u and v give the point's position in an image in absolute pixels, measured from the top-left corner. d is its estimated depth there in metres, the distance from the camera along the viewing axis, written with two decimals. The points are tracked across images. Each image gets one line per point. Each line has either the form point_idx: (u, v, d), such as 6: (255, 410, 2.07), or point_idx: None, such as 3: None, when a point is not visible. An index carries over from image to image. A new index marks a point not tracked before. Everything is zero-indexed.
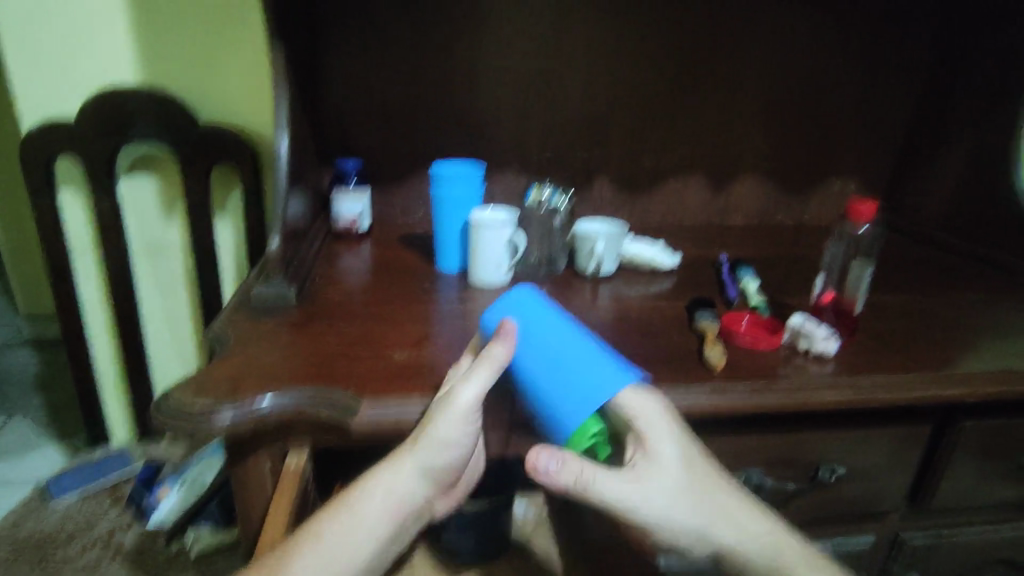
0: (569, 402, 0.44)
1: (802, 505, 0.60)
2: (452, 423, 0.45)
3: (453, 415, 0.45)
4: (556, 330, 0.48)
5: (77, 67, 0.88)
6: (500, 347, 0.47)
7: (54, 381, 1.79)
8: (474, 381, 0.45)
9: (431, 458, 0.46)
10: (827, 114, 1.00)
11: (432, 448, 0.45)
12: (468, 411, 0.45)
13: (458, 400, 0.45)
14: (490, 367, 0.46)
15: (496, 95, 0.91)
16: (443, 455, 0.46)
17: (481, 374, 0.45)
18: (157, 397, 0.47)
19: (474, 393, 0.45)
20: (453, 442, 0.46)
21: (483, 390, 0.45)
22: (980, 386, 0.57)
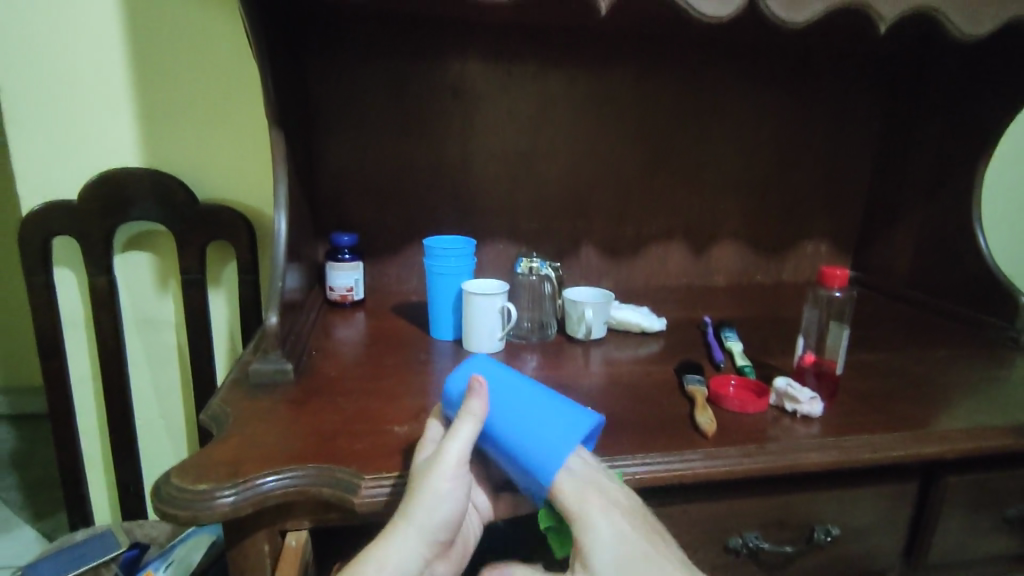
0: (543, 450, 0.45)
1: (802, 566, 0.61)
2: (446, 477, 0.45)
3: (445, 470, 0.45)
4: (517, 390, 0.51)
5: (79, 151, 0.91)
6: (477, 398, 0.47)
7: (30, 459, 1.74)
8: (458, 438, 0.46)
9: (429, 521, 0.44)
10: (794, 181, 1.06)
11: (428, 509, 0.44)
12: (459, 464, 0.46)
13: (446, 455, 0.46)
14: (470, 422, 0.47)
15: (483, 169, 0.96)
16: (440, 517, 0.44)
17: (464, 429, 0.47)
18: (155, 484, 0.47)
19: (461, 446, 0.46)
20: (450, 502, 0.45)
21: (468, 446, 0.46)
22: (959, 442, 0.59)
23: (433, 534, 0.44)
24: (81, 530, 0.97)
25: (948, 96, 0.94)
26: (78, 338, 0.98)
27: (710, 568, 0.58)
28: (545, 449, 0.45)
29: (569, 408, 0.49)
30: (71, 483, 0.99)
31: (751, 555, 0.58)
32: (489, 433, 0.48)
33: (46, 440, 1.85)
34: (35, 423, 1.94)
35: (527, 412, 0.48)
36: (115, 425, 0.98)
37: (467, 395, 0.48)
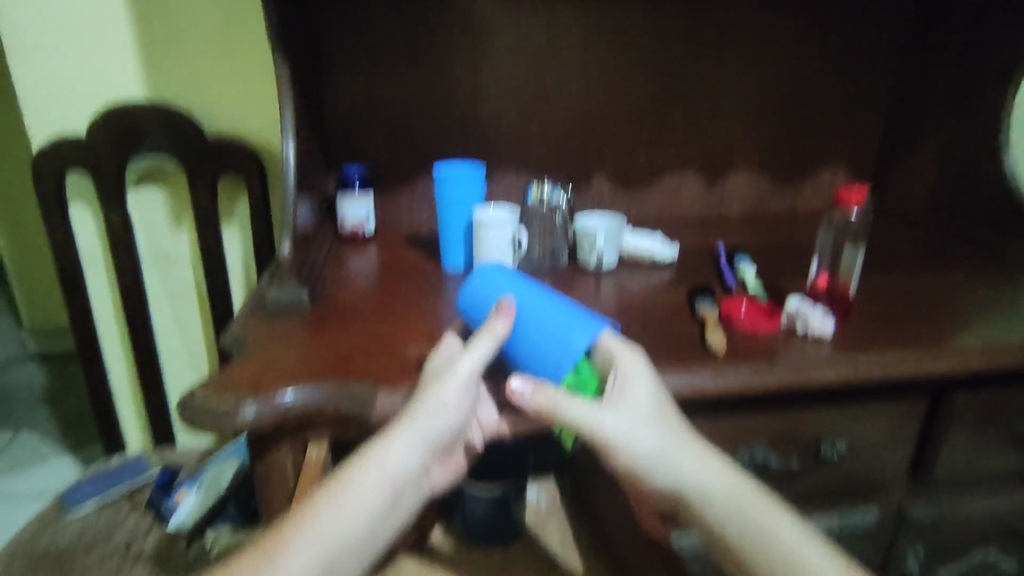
0: (557, 363, 0.49)
1: (808, 480, 0.62)
2: (453, 388, 0.48)
3: (453, 381, 0.48)
4: (535, 303, 0.52)
5: (84, 83, 0.90)
6: (501, 320, 0.50)
7: (62, 396, 1.81)
8: (474, 352, 0.49)
9: (432, 425, 0.47)
10: (816, 104, 1.02)
11: (433, 413, 0.47)
12: (469, 377, 0.48)
13: (459, 367, 0.48)
14: (491, 339, 0.50)
15: (493, 97, 0.93)
16: (442, 422, 0.48)
17: (483, 345, 0.49)
18: (181, 397, 0.49)
19: (473, 360, 0.49)
20: (454, 410, 0.48)
21: (482, 361, 0.49)
22: (970, 358, 0.59)
23: (433, 438, 0.47)
24: (115, 456, 1.02)
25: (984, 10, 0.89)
26: (98, 274, 1.00)
27: None
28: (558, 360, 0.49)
29: (583, 318, 0.51)
30: (104, 413, 1.03)
31: (757, 470, 0.59)
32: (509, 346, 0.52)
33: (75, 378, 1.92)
34: (63, 362, 2.01)
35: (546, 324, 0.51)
36: (141, 358, 1.01)
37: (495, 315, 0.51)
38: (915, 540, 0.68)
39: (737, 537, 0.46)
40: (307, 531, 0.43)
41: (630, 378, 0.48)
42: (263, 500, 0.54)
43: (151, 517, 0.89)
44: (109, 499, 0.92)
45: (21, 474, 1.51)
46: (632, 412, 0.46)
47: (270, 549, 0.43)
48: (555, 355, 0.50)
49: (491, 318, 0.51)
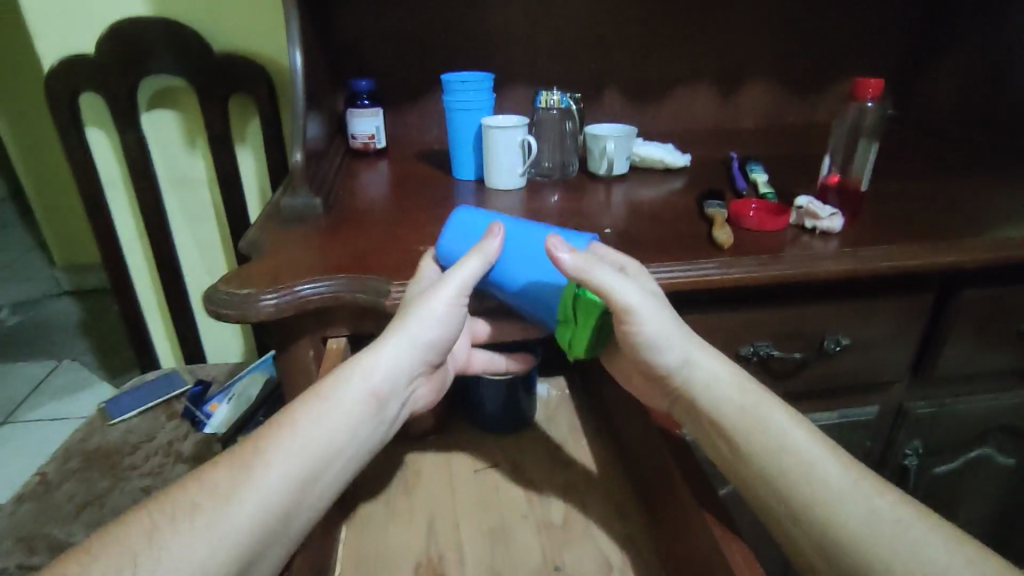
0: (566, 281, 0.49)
1: (810, 376, 0.64)
2: (442, 300, 0.48)
3: (443, 294, 0.48)
4: (524, 234, 0.51)
5: (89, 1, 0.89)
6: (493, 238, 0.49)
7: (98, 327, 1.90)
8: (464, 269, 0.48)
9: (420, 336, 0.47)
10: (840, 6, 0.97)
11: (421, 324, 0.47)
12: (459, 291, 0.48)
13: (448, 282, 0.48)
14: (481, 257, 0.49)
15: (502, 5, 0.91)
16: (430, 334, 0.48)
17: (471, 262, 0.48)
18: (205, 291, 0.52)
19: (463, 276, 0.48)
20: (441, 325, 0.48)
21: (473, 278, 0.49)
22: (979, 252, 0.60)
23: (421, 350, 0.47)
24: (149, 372, 1.07)
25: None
26: (119, 198, 1.02)
27: None
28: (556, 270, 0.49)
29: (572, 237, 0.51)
30: (136, 332, 1.08)
31: (761, 362, 0.61)
32: (494, 268, 0.51)
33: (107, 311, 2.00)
34: (97, 296, 2.10)
35: (528, 244, 0.51)
36: (166, 280, 1.04)
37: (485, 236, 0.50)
38: (913, 435, 0.71)
39: (749, 439, 0.41)
40: (287, 438, 0.40)
41: (610, 280, 0.45)
42: (289, 390, 0.58)
43: (188, 424, 0.95)
44: (147, 408, 0.97)
45: (65, 398, 1.60)
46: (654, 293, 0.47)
47: (248, 456, 0.39)
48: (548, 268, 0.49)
49: (482, 240, 0.49)
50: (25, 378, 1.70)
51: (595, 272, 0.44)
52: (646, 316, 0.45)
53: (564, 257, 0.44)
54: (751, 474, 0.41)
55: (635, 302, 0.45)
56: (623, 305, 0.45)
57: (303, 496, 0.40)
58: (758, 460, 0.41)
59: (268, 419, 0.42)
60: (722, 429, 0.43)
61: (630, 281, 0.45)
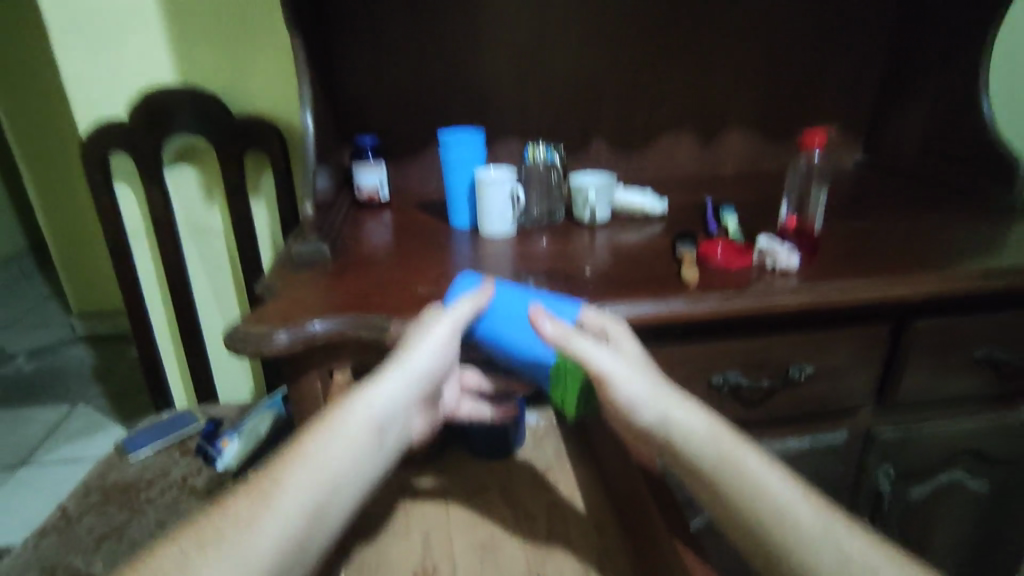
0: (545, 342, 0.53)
1: (780, 402, 0.69)
2: (433, 339, 0.52)
3: (434, 334, 0.53)
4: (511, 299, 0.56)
5: (123, 73, 0.99)
6: (485, 292, 0.55)
7: (111, 371, 1.96)
8: (451, 314, 0.53)
9: (415, 369, 0.52)
10: (805, 62, 1.06)
11: (417, 360, 0.52)
12: (451, 329, 0.53)
13: (442, 321, 0.53)
14: (473, 304, 0.54)
15: (495, 69, 1.00)
16: (425, 367, 0.52)
17: (465, 307, 0.54)
18: (226, 330, 0.58)
19: (457, 316, 0.53)
20: (434, 358, 0.52)
21: (460, 322, 0.53)
22: (927, 285, 0.65)
23: (416, 380, 0.52)
24: (165, 411, 1.13)
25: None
26: (142, 248, 1.10)
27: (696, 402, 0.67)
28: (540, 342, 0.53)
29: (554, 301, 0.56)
30: (152, 373, 1.14)
31: (731, 390, 0.66)
32: (488, 330, 0.55)
33: (120, 356, 2.06)
34: (110, 342, 2.16)
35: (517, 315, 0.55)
36: (183, 323, 1.11)
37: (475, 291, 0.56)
38: (885, 459, 0.75)
39: (719, 484, 0.43)
40: (296, 471, 0.44)
41: (587, 348, 0.50)
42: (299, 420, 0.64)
43: (200, 460, 1.00)
44: (163, 446, 1.03)
45: (78, 441, 1.65)
46: (629, 354, 0.51)
47: (266, 487, 0.43)
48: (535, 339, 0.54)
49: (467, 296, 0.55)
50: (39, 422, 1.74)
51: (574, 342, 0.50)
52: (625, 380, 0.48)
53: (545, 327, 0.51)
54: (735, 522, 0.42)
55: (610, 368, 0.48)
56: (599, 371, 0.49)
57: (318, 525, 0.43)
58: (730, 502, 0.42)
59: (279, 453, 0.46)
60: (699, 479, 0.44)
61: (607, 350, 0.50)
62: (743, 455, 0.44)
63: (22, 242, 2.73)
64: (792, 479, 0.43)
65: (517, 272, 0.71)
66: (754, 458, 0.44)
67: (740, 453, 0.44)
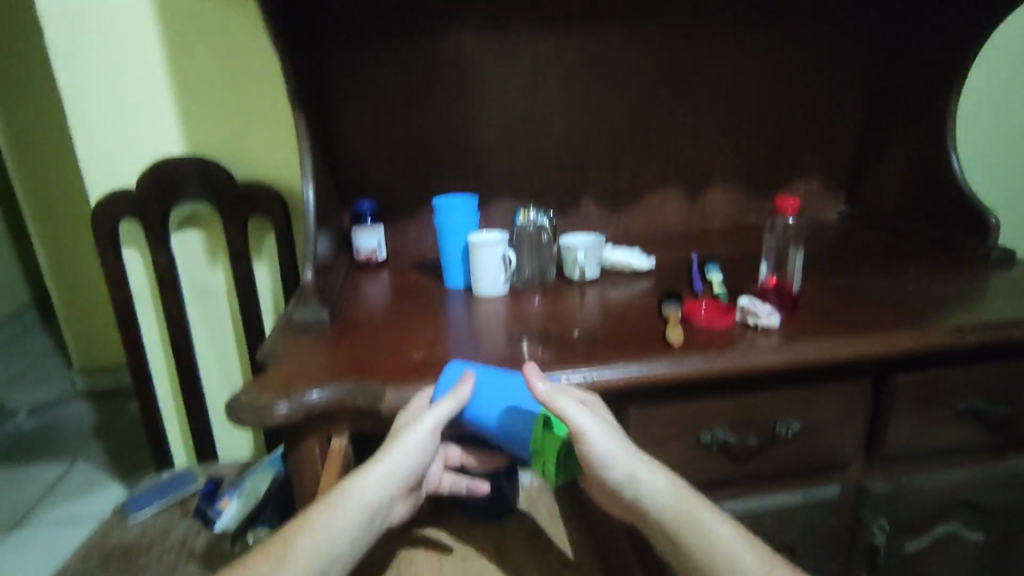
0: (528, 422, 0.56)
1: (770, 458, 0.71)
2: (418, 437, 0.53)
3: (418, 432, 0.53)
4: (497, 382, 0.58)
5: (135, 145, 1.05)
6: (466, 385, 0.56)
7: (110, 428, 1.96)
8: (436, 411, 0.54)
9: (400, 465, 0.53)
10: (782, 122, 1.11)
11: (401, 457, 0.53)
12: (432, 430, 0.54)
13: (424, 423, 0.54)
14: (454, 401, 0.55)
15: (487, 134, 1.05)
16: (408, 463, 0.54)
17: (447, 407, 0.55)
18: (227, 399, 0.61)
19: (438, 417, 0.54)
20: (417, 457, 0.54)
21: (443, 418, 0.54)
22: (903, 341, 0.67)
23: (400, 476, 0.53)
24: (166, 471, 1.14)
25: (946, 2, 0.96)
26: (147, 310, 1.13)
27: (685, 460, 0.69)
28: (524, 419, 0.56)
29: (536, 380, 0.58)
30: (152, 433, 1.15)
31: (720, 448, 0.68)
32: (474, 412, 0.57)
33: (120, 412, 2.06)
34: (110, 398, 2.17)
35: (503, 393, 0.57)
36: (185, 383, 1.13)
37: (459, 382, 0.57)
38: (879, 513, 0.76)
39: (685, 542, 0.50)
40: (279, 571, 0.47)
41: (572, 408, 0.52)
42: (295, 485, 0.65)
43: (200, 522, 1.00)
44: (163, 506, 1.03)
45: (75, 501, 1.64)
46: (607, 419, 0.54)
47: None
48: (520, 412, 0.57)
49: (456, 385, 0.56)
50: (36, 482, 1.73)
51: (558, 400, 0.52)
52: (601, 436, 0.52)
53: (537, 383, 0.53)
54: (688, 561, 0.51)
55: (588, 427, 0.52)
56: (579, 428, 0.52)
57: None
58: (692, 558, 0.50)
59: (270, 545, 0.50)
60: (662, 525, 0.52)
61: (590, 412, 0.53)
62: (704, 517, 0.51)
63: (26, 297, 2.76)
64: (743, 533, 0.51)
65: (509, 334, 0.73)
66: (712, 518, 0.51)
67: (702, 514, 0.51)
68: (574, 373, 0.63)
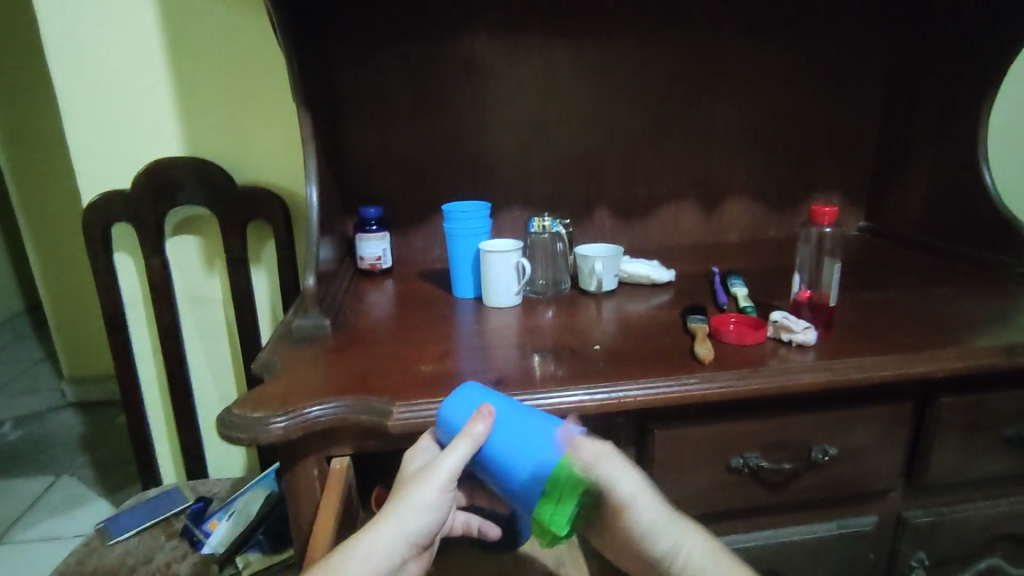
0: (541, 468, 0.46)
1: (804, 485, 0.65)
2: (435, 488, 0.47)
3: (435, 482, 0.47)
4: (515, 418, 0.49)
5: (131, 145, 1.01)
6: (481, 422, 0.48)
7: (98, 440, 1.89)
8: (452, 455, 0.48)
9: (416, 524, 0.47)
10: (803, 133, 1.08)
11: (416, 513, 0.47)
12: (447, 481, 0.47)
13: (437, 471, 0.47)
14: (469, 442, 0.48)
15: (498, 140, 1.01)
16: (425, 522, 0.47)
17: (460, 449, 0.48)
18: (219, 413, 0.55)
19: (452, 465, 0.48)
20: (439, 511, 0.48)
21: (461, 464, 0.48)
22: (950, 361, 0.63)
23: (415, 533, 0.47)
24: (151, 489, 1.07)
25: (945, 18, 0.95)
26: (139, 317, 1.08)
27: (714, 487, 0.63)
28: (544, 460, 0.46)
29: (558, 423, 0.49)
30: (140, 448, 1.09)
31: (751, 473, 0.63)
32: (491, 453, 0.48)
33: (109, 424, 2.00)
34: (100, 409, 2.11)
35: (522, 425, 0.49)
36: (176, 395, 1.07)
37: (473, 417, 0.49)
38: (917, 546, 0.70)
39: None
40: None
41: (617, 473, 0.45)
42: (291, 508, 0.60)
43: (186, 544, 0.94)
44: (148, 526, 0.97)
45: (58, 517, 1.57)
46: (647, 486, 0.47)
47: None
48: (534, 458, 0.47)
49: (469, 422, 0.49)
50: (17, 497, 1.66)
51: (602, 464, 0.45)
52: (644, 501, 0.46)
53: (579, 447, 0.46)
54: None
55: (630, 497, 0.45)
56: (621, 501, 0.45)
57: None
58: None
59: None
60: None
61: (635, 475, 0.46)
62: None
63: (18, 304, 2.70)
64: None
65: (524, 347, 0.68)
66: None
67: None
68: (598, 390, 0.58)
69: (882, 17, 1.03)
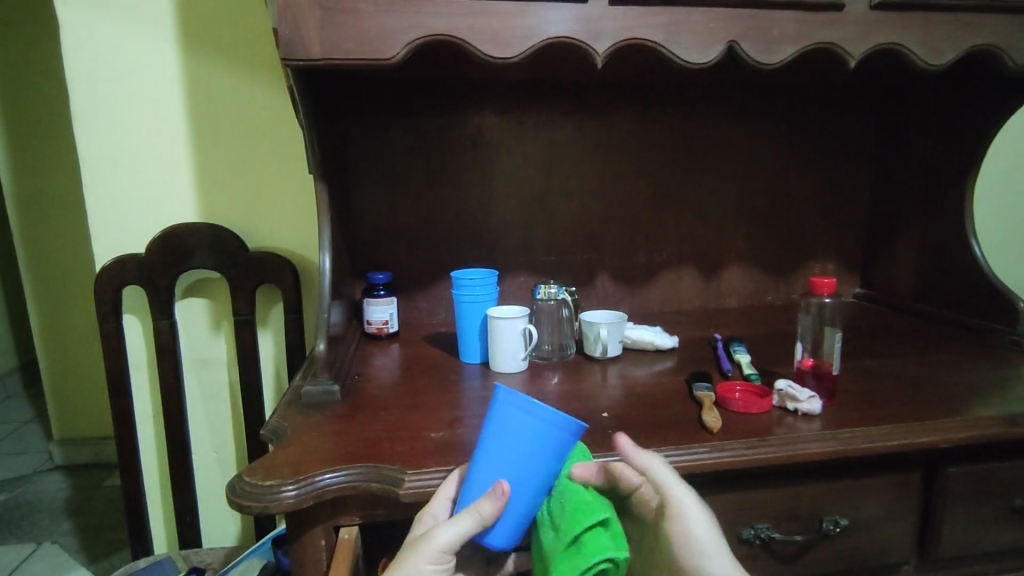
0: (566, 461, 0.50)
1: (816, 557, 0.64)
2: (425, 563, 0.45)
3: (424, 556, 0.45)
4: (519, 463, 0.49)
5: (148, 210, 1.04)
6: (491, 502, 0.46)
7: (85, 504, 1.84)
8: (451, 527, 0.46)
9: None
10: (797, 203, 1.12)
11: None
12: (441, 554, 0.45)
13: (430, 541, 0.45)
14: (474, 519, 0.46)
15: (503, 208, 1.05)
16: None
17: (463, 523, 0.46)
18: (230, 480, 0.55)
19: (448, 537, 0.45)
20: None
21: (459, 537, 0.46)
22: (955, 432, 0.63)
23: None
24: (142, 558, 1.03)
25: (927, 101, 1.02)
26: (143, 379, 1.08)
27: None
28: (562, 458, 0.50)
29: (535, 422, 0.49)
30: (134, 513, 1.07)
31: (764, 545, 0.62)
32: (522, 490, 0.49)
33: (95, 487, 1.95)
34: (88, 472, 2.05)
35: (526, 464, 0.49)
36: (174, 460, 1.06)
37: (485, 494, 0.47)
38: None
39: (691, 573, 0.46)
40: None
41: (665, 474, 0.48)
42: None
43: None
44: None
45: None
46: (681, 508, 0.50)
47: None
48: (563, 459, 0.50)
49: (482, 500, 0.47)
50: None
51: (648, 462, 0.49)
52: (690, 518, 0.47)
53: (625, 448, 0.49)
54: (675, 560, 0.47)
55: (689, 503, 0.47)
56: (676, 498, 0.47)
57: None
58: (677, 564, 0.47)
59: None
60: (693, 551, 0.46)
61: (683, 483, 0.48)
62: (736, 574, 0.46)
63: (13, 362, 2.68)
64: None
65: None
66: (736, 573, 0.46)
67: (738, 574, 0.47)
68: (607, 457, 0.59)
69: (866, 98, 1.10)
